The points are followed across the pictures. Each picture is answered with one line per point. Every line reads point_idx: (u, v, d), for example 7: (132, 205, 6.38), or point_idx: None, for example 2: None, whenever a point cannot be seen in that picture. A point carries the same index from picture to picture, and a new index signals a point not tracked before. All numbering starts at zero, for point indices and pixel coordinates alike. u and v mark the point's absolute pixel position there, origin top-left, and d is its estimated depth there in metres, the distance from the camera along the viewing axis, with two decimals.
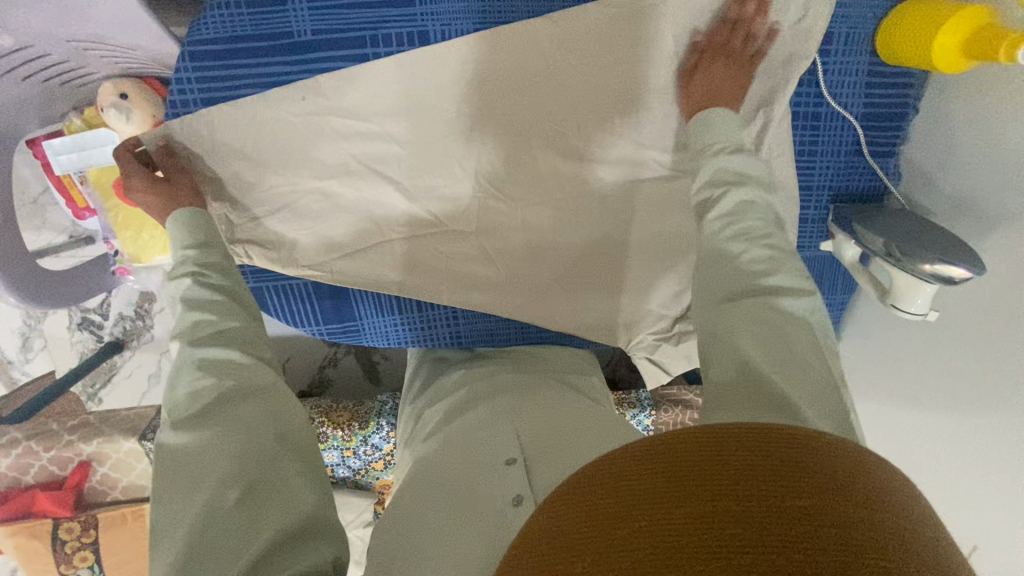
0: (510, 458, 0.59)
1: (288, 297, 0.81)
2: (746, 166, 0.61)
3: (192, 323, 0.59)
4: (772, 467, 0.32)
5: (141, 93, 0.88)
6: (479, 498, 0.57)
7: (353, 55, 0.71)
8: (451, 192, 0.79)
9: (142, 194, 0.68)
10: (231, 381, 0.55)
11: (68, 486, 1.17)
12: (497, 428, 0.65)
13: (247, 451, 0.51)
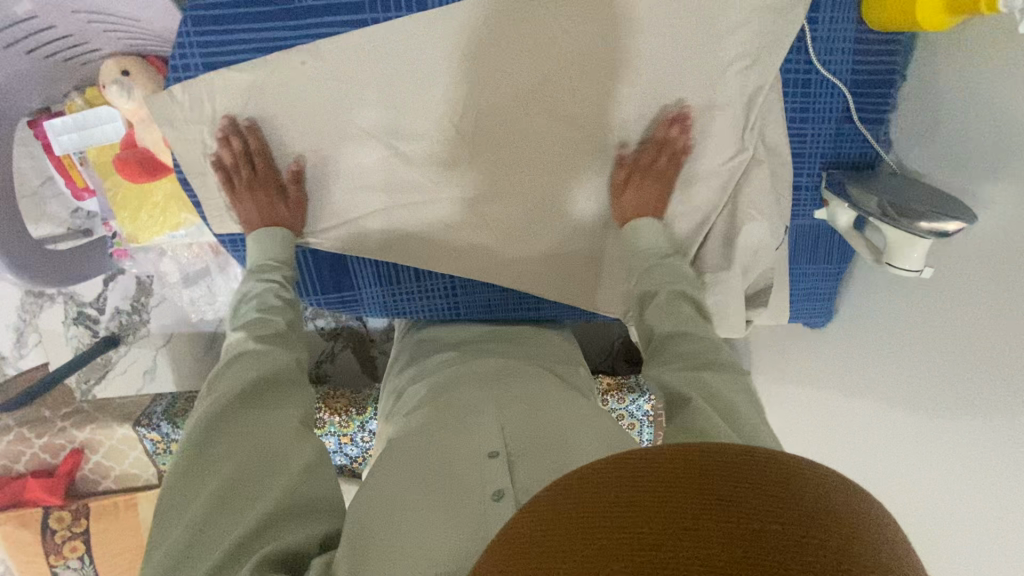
0: (493, 451, 0.59)
1: None
2: (679, 272, 0.72)
3: (257, 323, 0.69)
4: (731, 480, 0.33)
5: (142, 70, 0.89)
6: (460, 491, 0.56)
7: (351, 20, 0.72)
8: (449, 159, 0.79)
9: (265, 199, 0.76)
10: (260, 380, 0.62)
11: (60, 474, 1.15)
12: (483, 418, 0.65)
13: (263, 444, 0.57)
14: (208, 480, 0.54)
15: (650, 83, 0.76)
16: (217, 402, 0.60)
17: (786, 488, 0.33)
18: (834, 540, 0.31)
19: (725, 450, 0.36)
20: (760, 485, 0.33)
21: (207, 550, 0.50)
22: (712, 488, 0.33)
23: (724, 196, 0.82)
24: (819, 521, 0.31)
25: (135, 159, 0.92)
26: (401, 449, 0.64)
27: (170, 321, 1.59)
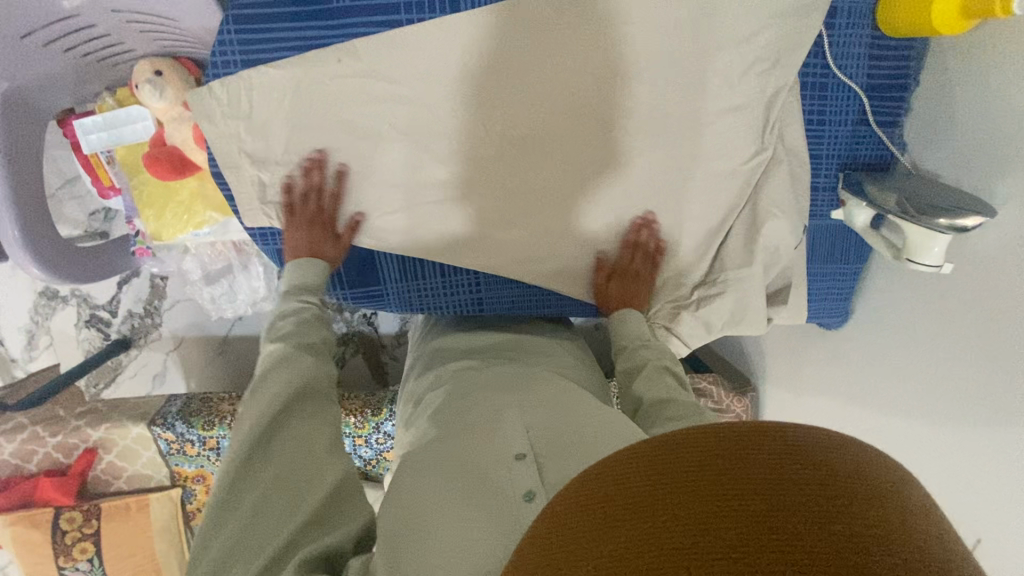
0: (520, 453, 0.61)
1: None
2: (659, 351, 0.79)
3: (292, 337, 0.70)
4: (757, 461, 0.33)
5: (175, 71, 0.92)
6: (486, 495, 0.58)
7: (386, 21, 0.74)
8: (477, 156, 0.81)
9: (315, 235, 0.79)
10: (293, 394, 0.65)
11: (72, 474, 1.14)
12: (508, 424, 0.67)
13: (298, 457, 0.61)
14: (247, 491, 0.58)
15: (674, 85, 0.79)
16: (251, 415, 0.63)
17: (812, 468, 0.33)
18: (865, 525, 0.31)
19: (774, 434, 0.35)
20: (788, 466, 0.33)
21: (251, 557, 0.54)
22: (737, 470, 0.33)
23: (743, 195, 0.84)
24: (847, 504, 0.31)
25: (164, 155, 0.95)
26: (423, 453, 0.66)
27: (182, 325, 1.59)
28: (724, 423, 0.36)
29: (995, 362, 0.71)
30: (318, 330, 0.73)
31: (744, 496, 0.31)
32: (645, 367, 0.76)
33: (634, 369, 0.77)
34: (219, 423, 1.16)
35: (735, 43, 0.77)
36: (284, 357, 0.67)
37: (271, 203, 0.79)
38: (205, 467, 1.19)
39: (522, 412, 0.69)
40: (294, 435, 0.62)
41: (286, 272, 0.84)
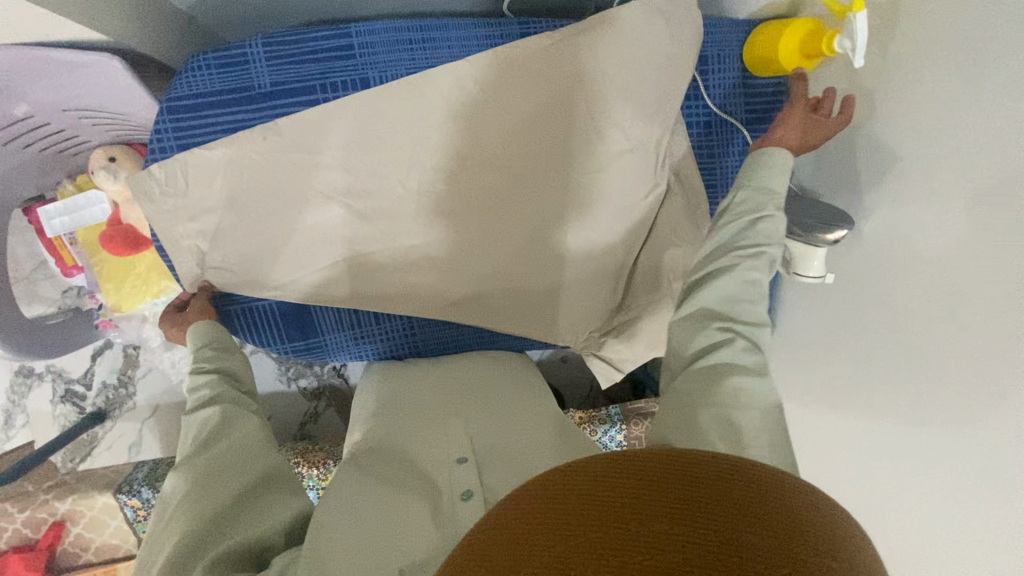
0: (462, 458, 0.71)
1: (256, 320, 0.90)
2: (772, 227, 0.68)
3: (199, 385, 0.73)
4: (652, 467, 0.38)
5: (129, 156, 1.01)
6: (428, 500, 0.65)
7: (305, 101, 0.83)
8: (400, 211, 0.88)
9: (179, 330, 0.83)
10: (205, 432, 0.67)
11: (40, 549, 1.16)
12: (450, 433, 0.76)
13: (204, 480, 0.62)
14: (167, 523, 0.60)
15: (570, 133, 0.87)
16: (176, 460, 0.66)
17: (704, 474, 0.38)
18: (741, 519, 0.35)
19: (687, 462, 0.39)
20: (679, 473, 0.38)
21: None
22: (633, 472, 0.38)
23: (649, 225, 0.91)
24: (729, 504, 0.36)
25: (120, 235, 1.02)
26: (373, 463, 0.72)
27: (156, 392, 1.63)
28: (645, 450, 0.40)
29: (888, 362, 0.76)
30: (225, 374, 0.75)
31: (638, 494, 0.36)
32: (753, 245, 0.67)
33: (740, 239, 0.68)
34: None
35: (622, 92, 0.86)
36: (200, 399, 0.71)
37: (211, 268, 0.86)
38: None
39: (471, 428, 0.77)
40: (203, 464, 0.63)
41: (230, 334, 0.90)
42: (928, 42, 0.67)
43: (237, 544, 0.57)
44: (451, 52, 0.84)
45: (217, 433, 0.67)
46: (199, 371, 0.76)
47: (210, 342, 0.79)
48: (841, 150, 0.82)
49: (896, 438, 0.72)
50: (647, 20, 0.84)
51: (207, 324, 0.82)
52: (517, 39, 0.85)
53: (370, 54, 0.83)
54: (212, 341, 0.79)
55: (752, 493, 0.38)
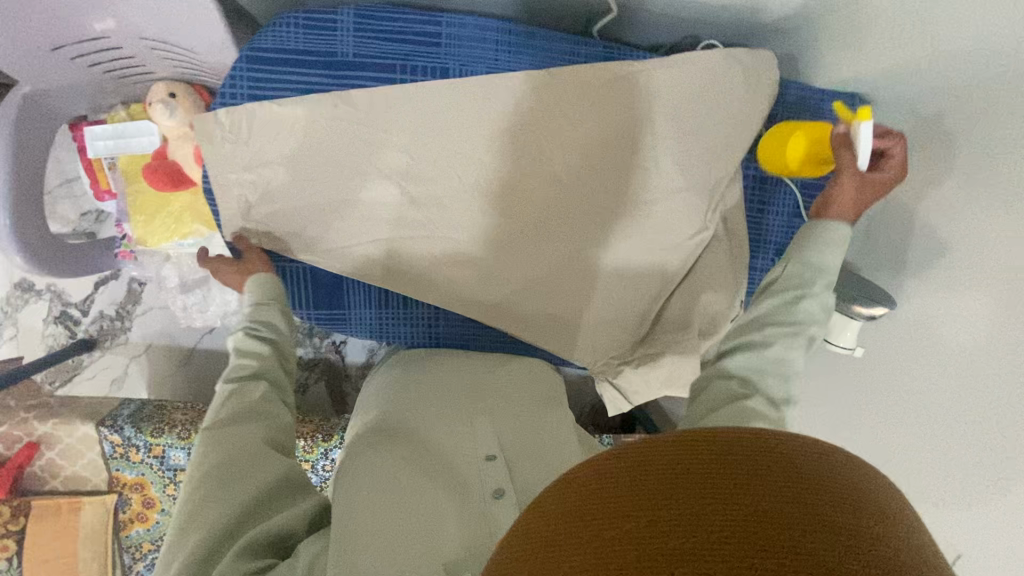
0: (491, 455, 0.72)
1: (288, 280, 0.90)
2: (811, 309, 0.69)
3: (246, 352, 0.77)
4: (686, 460, 0.37)
5: (188, 96, 1.02)
6: (461, 497, 0.67)
7: (383, 78, 0.84)
8: (450, 202, 0.89)
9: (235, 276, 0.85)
10: (243, 407, 0.71)
11: (10, 467, 1.13)
12: (478, 429, 0.77)
13: (235, 458, 0.65)
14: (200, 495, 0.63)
15: (630, 161, 0.88)
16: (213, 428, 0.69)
17: (739, 466, 0.36)
18: (780, 514, 0.33)
19: (749, 449, 0.38)
20: (712, 465, 0.36)
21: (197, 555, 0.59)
22: (663, 468, 0.37)
23: (687, 265, 0.92)
24: (767, 497, 0.34)
25: (164, 169, 1.02)
26: (406, 448, 0.73)
27: (152, 332, 1.62)
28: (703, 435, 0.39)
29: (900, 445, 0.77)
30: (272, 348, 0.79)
31: (670, 494, 0.35)
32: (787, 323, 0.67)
33: (775, 312, 0.68)
34: (167, 432, 1.18)
35: (687, 132, 0.88)
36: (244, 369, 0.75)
37: (253, 221, 0.86)
38: (145, 476, 1.20)
39: (496, 427, 0.78)
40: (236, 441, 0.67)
41: None
42: (986, 142, 0.69)
43: (263, 529, 0.62)
44: (533, 60, 0.86)
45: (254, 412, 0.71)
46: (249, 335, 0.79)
47: (264, 307, 0.82)
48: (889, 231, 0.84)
49: (929, 523, 0.75)
50: (725, 69, 0.86)
51: (264, 280, 0.83)
52: (598, 61, 0.87)
53: (454, 46, 0.84)
54: (263, 305, 0.82)
55: (793, 477, 0.36)
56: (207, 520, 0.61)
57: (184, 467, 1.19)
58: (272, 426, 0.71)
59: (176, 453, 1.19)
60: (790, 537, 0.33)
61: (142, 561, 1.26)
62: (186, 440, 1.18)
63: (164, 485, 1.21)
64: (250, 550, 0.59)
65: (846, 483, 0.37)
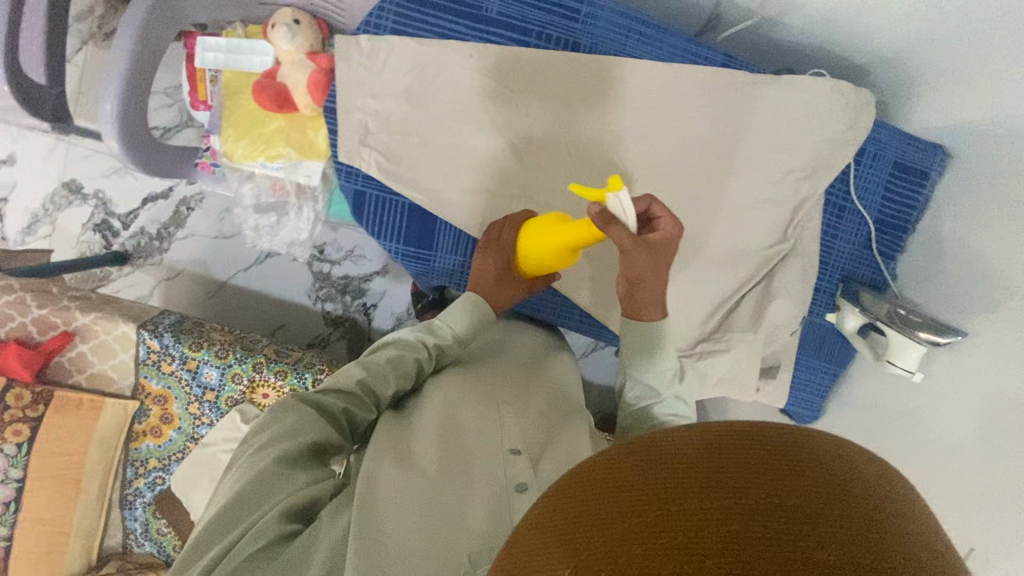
0: (515, 449, 0.72)
1: (385, 211, 0.92)
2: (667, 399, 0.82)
3: (404, 353, 0.83)
4: (681, 460, 0.36)
5: (311, 26, 1.05)
6: (482, 485, 0.67)
7: (519, 39, 0.89)
8: (552, 168, 0.93)
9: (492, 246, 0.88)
10: (357, 394, 0.79)
11: (42, 351, 1.12)
12: (496, 422, 0.77)
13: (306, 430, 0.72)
14: (257, 458, 0.68)
15: (727, 164, 0.94)
16: (334, 383, 0.80)
17: (739, 464, 0.35)
18: (793, 505, 0.33)
19: (755, 446, 0.37)
20: (709, 465, 0.36)
21: (237, 517, 0.63)
22: (659, 467, 0.36)
23: (762, 272, 0.96)
24: (764, 492, 0.34)
25: (273, 89, 1.04)
26: (426, 433, 0.75)
27: (187, 258, 1.60)
28: (715, 435, 0.38)
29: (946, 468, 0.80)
30: (420, 366, 0.84)
31: (667, 493, 0.34)
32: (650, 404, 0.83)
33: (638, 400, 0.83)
34: (205, 347, 1.17)
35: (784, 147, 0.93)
36: (387, 366, 0.81)
37: (367, 147, 0.89)
38: (171, 389, 1.19)
39: (517, 418, 0.79)
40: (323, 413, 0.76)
41: (354, 216, 0.92)
42: None
43: (289, 506, 0.65)
44: (656, 53, 0.91)
45: (356, 402, 0.79)
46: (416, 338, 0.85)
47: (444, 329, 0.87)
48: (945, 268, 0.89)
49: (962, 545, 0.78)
50: (830, 97, 0.92)
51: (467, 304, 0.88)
52: (716, 66, 0.92)
53: (589, 24, 0.90)
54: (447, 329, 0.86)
55: (791, 472, 0.35)
56: (258, 478, 0.66)
57: (213, 387, 1.18)
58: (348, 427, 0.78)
59: (209, 371, 1.18)
60: (785, 530, 0.32)
61: (144, 477, 1.23)
62: (223, 359, 1.18)
63: (187, 402, 1.19)
64: (285, 515, 0.64)
65: (851, 476, 0.36)
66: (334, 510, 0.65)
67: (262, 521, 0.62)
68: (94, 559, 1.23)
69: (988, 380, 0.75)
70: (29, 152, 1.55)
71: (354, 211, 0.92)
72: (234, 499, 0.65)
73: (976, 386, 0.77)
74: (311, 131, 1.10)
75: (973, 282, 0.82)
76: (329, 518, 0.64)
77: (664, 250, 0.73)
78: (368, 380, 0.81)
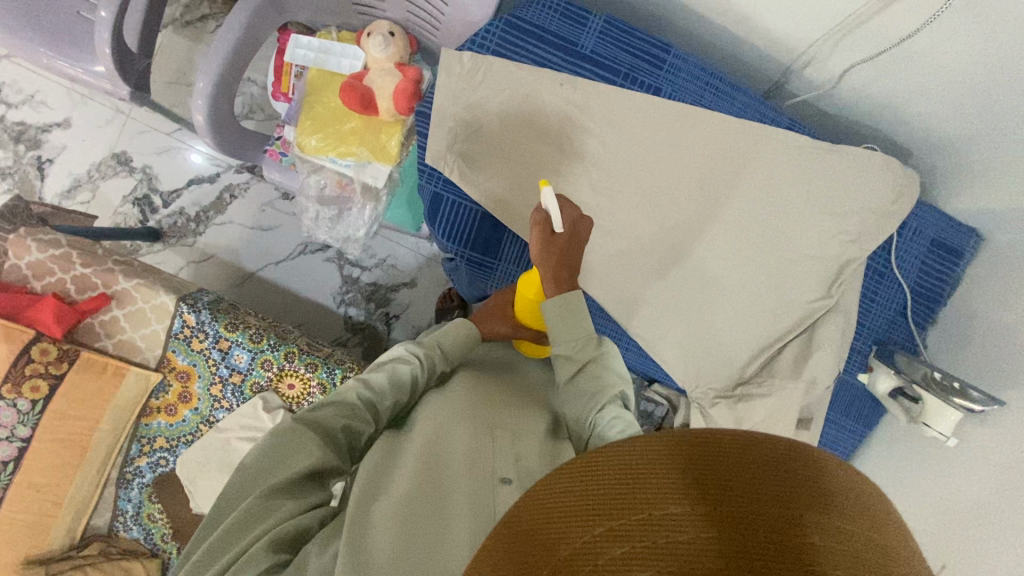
0: (507, 478, 0.66)
1: (460, 215, 1.01)
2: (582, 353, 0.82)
3: (398, 367, 0.82)
4: (662, 461, 0.35)
5: (403, 41, 1.12)
6: (463, 510, 0.62)
7: (606, 78, 0.99)
8: (621, 197, 0.98)
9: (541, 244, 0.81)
10: (355, 406, 0.76)
11: (77, 309, 1.11)
12: (480, 448, 0.71)
13: (306, 453, 0.67)
14: (255, 481, 0.64)
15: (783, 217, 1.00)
16: (326, 402, 0.76)
17: (720, 466, 0.35)
18: (758, 512, 0.33)
19: (724, 444, 0.36)
20: (686, 470, 0.35)
21: (229, 543, 0.60)
22: (626, 469, 0.36)
23: (807, 323, 1.00)
24: (738, 502, 0.33)
25: (359, 89, 1.08)
26: (415, 457, 0.70)
27: (219, 245, 1.59)
28: (685, 430, 0.37)
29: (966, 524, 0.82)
30: (417, 380, 0.83)
31: (641, 497, 0.34)
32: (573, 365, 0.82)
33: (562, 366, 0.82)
34: (241, 330, 1.15)
35: (861, 199, 0.96)
36: (383, 378, 0.80)
37: (453, 155, 0.98)
38: (196, 367, 1.16)
39: (514, 445, 0.73)
40: (321, 431, 0.71)
41: (430, 216, 1.02)
42: None
43: (283, 532, 0.61)
44: (728, 108, 1.00)
45: (352, 415, 0.75)
46: (410, 353, 0.85)
47: (437, 346, 0.89)
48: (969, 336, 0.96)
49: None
50: (888, 166, 0.96)
51: (462, 325, 0.93)
52: (781, 127, 1.00)
53: (672, 74, 0.99)
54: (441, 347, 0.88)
55: (775, 474, 0.34)
56: (253, 502, 0.62)
57: (241, 370, 1.16)
58: (349, 442, 0.73)
59: (240, 353, 1.15)
60: (761, 539, 0.32)
61: (147, 457, 1.19)
62: (256, 343, 1.15)
63: (210, 382, 1.17)
64: (277, 542, 0.60)
65: (833, 480, 0.35)
66: (323, 541, 0.61)
67: (252, 550, 0.58)
68: (76, 540, 1.15)
69: (1010, 437, 0.79)
70: (86, 119, 1.58)
71: (431, 212, 1.02)
72: (220, 528, 0.61)
73: (999, 443, 0.81)
74: (385, 136, 1.14)
75: (995, 349, 0.88)
76: (319, 547, 0.60)
77: (565, 243, 0.81)
78: (364, 393, 0.78)
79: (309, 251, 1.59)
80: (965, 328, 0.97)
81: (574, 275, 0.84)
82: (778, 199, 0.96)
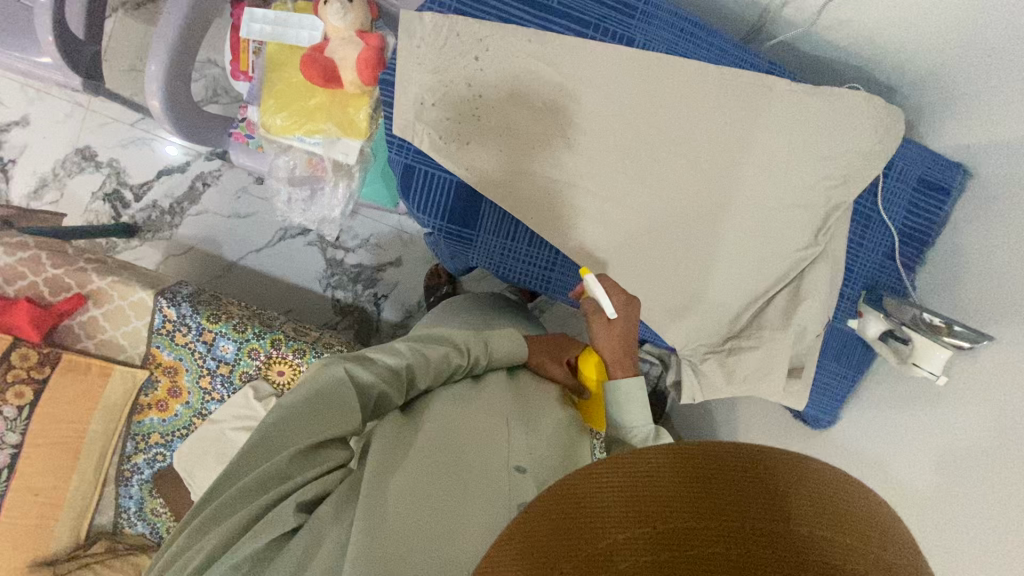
0: (521, 467, 0.66)
1: (436, 187, 0.99)
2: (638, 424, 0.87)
3: (454, 354, 0.79)
4: (663, 475, 0.34)
5: (361, 6, 1.04)
6: (478, 500, 0.62)
7: (575, 30, 0.94)
8: (598, 156, 0.95)
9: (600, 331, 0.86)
10: (398, 376, 0.73)
11: (53, 311, 1.08)
12: (490, 440, 0.70)
13: (333, 418, 0.65)
14: (280, 444, 0.63)
15: None
16: (378, 359, 0.74)
17: (727, 482, 0.33)
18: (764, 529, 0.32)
19: (735, 460, 0.34)
20: (692, 481, 0.33)
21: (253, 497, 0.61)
22: (636, 478, 0.34)
23: (794, 273, 0.99)
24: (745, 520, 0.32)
25: (320, 64, 1.03)
26: (425, 444, 0.68)
27: (198, 235, 1.55)
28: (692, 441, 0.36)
29: (962, 459, 0.82)
30: (458, 373, 0.80)
31: (647, 514, 0.33)
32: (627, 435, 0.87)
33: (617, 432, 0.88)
34: (224, 320, 1.13)
35: (846, 141, 0.93)
36: (435, 360, 0.77)
37: (422, 124, 0.94)
38: (182, 361, 1.15)
39: (528, 436, 0.73)
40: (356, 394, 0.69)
41: (405, 189, 1.00)
42: None
43: (305, 494, 0.62)
44: (705, 54, 0.96)
45: (390, 381, 0.72)
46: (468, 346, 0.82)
47: (490, 347, 0.85)
48: (957, 274, 0.95)
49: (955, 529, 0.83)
50: (873, 104, 0.92)
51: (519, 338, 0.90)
52: (761, 70, 0.97)
53: (644, 21, 0.95)
54: (493, 352, 0.85)
55: (781, 495, 0.33)
56: (281, 459, 0.62)
57: (228, 361, 1.14)
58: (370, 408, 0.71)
59: (225, 344, 1.13)
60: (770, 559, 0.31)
61: (144, 453, 1.19)
62: (241, 333, 1.13)
63: (198, 375, 1.15)
64: (299, 504, 0.61)
65: (838, 494, 0.34)
66: (338, 506, 0.61)
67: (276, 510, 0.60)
68: (81, 539, 1.16)
69: (1004, 370, 0.79)
70: (43, 116, 1.52)
71: (404, 186, 0.99)
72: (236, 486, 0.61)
73: (993, 377, 0.81)
74: (353, 109, 1.10)
75: (987, 284, 0.87)
76: (333, 515, 0.60)
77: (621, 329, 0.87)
78: (413, 365, 0.75)
79: (290, 236, 1.56)
80: (952, 265, 0.97)
81: (633, 353, 0.90)
82: (760, 146, 0.93)
